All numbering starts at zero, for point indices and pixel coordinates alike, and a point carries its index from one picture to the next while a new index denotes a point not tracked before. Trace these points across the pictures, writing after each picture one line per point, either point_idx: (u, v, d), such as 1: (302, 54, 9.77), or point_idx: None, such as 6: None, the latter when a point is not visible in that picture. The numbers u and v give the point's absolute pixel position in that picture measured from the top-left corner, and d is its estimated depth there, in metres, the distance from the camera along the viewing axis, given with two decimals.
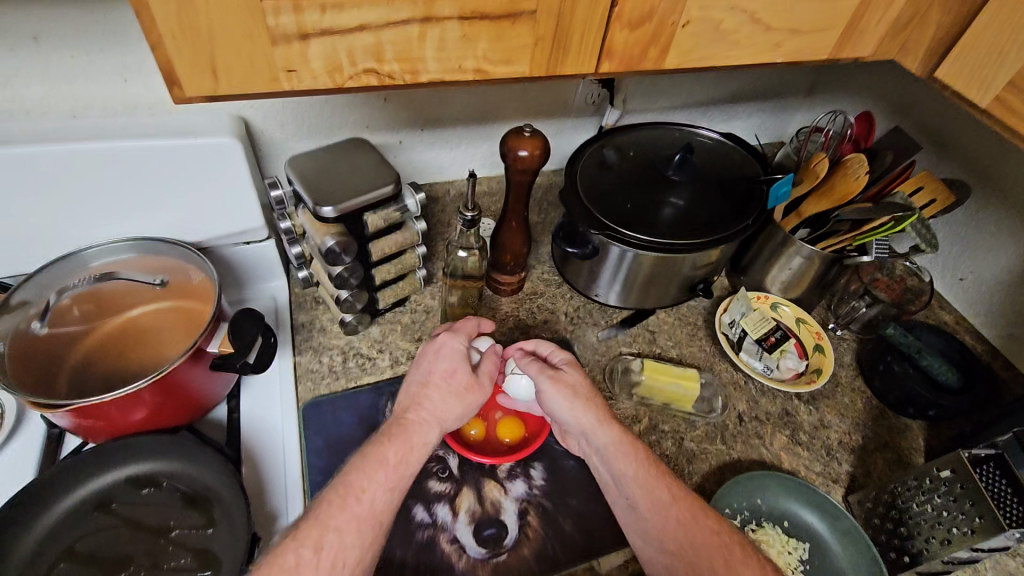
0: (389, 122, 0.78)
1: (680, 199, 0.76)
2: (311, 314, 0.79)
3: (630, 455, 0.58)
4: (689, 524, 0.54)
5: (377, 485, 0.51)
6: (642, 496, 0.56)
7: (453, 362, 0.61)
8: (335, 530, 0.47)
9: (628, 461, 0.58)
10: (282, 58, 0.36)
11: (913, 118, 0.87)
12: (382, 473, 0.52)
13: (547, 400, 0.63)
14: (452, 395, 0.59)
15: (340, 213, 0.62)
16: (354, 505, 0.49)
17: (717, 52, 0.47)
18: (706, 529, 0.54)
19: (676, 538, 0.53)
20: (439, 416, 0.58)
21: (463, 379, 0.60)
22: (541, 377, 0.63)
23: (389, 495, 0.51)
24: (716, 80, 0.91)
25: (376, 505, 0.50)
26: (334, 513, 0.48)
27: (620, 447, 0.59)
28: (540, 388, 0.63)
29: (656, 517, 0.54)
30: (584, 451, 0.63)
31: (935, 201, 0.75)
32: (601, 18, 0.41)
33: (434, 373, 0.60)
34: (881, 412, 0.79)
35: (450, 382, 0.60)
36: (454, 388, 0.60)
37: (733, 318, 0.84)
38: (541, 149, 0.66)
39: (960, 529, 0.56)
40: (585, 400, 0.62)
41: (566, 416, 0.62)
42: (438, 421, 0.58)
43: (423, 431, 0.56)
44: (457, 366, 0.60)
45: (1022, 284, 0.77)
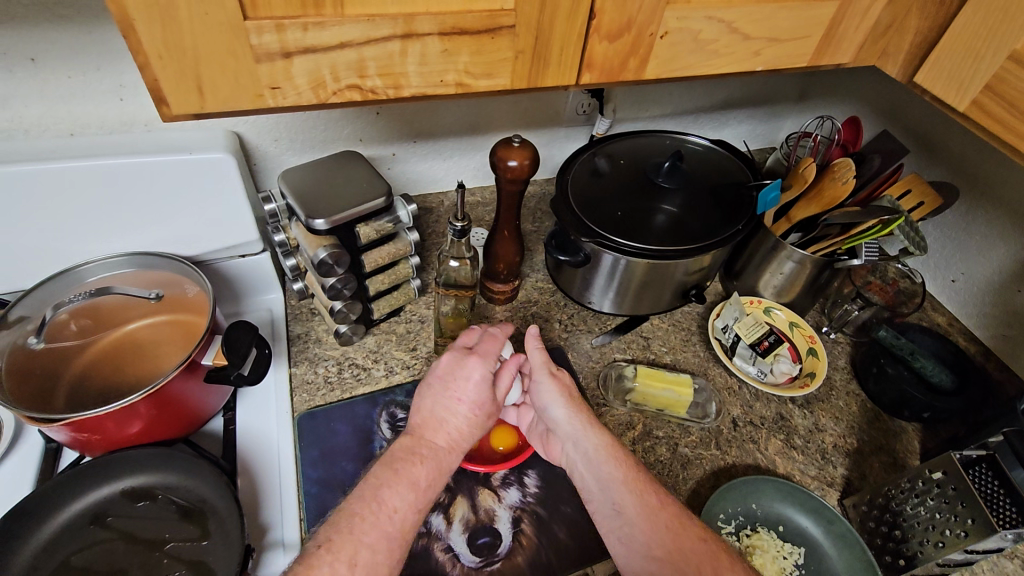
0: (382, 135, 0.79)
1: (671, 206, 0.77)
2: (307, 326, 0.80)
3: (619, 460, 0.59)
4: (676, 531, 0.54)
5: (405, 504, 0.51)
6: (629, 501, 0.56)
7: (482, 391, 0.60)
8: (367, 545, 0.47)
9: (617, 465, 0.58)
10: (266, 75, 0.37)
11: (901, 121, 0.88)
12: (411, 495, 0.51)
13: (540, 397, 0.64)
14: (475, 423, 0.59)
15: (332, 226, 0.63)
16: (384, 522, 0.49)
17: (696, 62, 0.48)
18: (695, 537, 0.53)
19: (662, 545, 0.53)
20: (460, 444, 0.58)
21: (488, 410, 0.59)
22: (543, 375, 0.64)
23: (416, 518, 0.51)
24: (704, 88, 0.92)
25: (404, 523, 0.50)
26: (365, 527, 0.48)
27: (609, 451, 0.59)
28: (537, 383, 0.65)
29: (645, 521, 0.54)
30: (565, 457, 0.63)
31: (924, 203, 0.75)
32: (580, 31, 0.42)
33: (462, 400, 0.59)
34: (876, 415, 0.79)
35: (475, 411, 0.59)
36: (477, 417, 0.59)
37: (726, 323, 0.84)
38: (530, 159, 0.67)
39: (953, 531, 0.56)
40: (578, 403, 0.63)
41: (558, 415, 0.63)
42: (459, 446, 0.58)
43: (448, 457, 0.56)
44: (485, 397, 0.60)
45: (1013, 285, 0.77)
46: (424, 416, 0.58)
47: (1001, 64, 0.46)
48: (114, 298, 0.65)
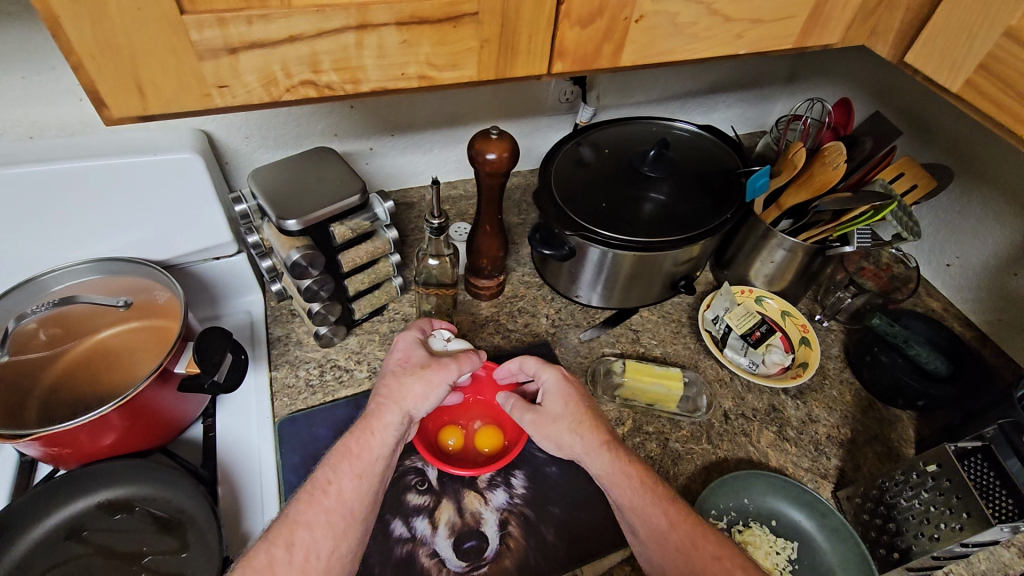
0: (358, 130, 0.77)
1: (659, 193, 0.75)
2: (287, 328, 0.78)
3: (624, 480, 0.56)
4: (688, 551, 0.52)
5: (341, 474, 0.51)
6: (640, 524, 0.54)
7: (407, 349, 0.60)
8: (304, 525, 0.48)
9: (623, 488, 0.55)
10: (211, 72, 0.34)
11: (892, 103, 0.86)
12: (345, 464, 0.52)
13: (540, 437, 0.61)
14: (406, 374, 0.57)
15: (305, 226, 0.60)
16: (322, 498, 0.50)
17: (675, 47, 0.45)
18: (707, 555, 0.51)
19: (675, 567, 0.51)
20: (395, 396, 0.55)
21: (418, 360, 0.58)
22: (524, 415, 0.62)
23: (354, 483, 0.51)
24: (691, 72, 0.89)
25: (343, 495, 0.50)
26: (303, 508, 0.49)
27: (613, 477, 0.56)
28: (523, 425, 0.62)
29: (654, 547, 0.53)
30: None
31: (918, 185, 0.73)
32: (549, 16, 0.39)
33: (389, 364, 0.59)
34: (871, 404, 0.78)
35: (402, 365, 0.58)
36: (408, 369, 0.57)
37: (716, 314, 0.82)
38: (509, 150, 0.64)
39: (948, 524, 0.55)
40: (563, 425, 0.59)
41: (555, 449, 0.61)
42: (396, 402, 0.55)
43: (385, 415, 0.54)
44: (411, 351, 0.59)
45: (1008, 269, 0.75)
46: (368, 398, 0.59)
47: (996, 41, 0.44)
48: (81, 307, 0.62)
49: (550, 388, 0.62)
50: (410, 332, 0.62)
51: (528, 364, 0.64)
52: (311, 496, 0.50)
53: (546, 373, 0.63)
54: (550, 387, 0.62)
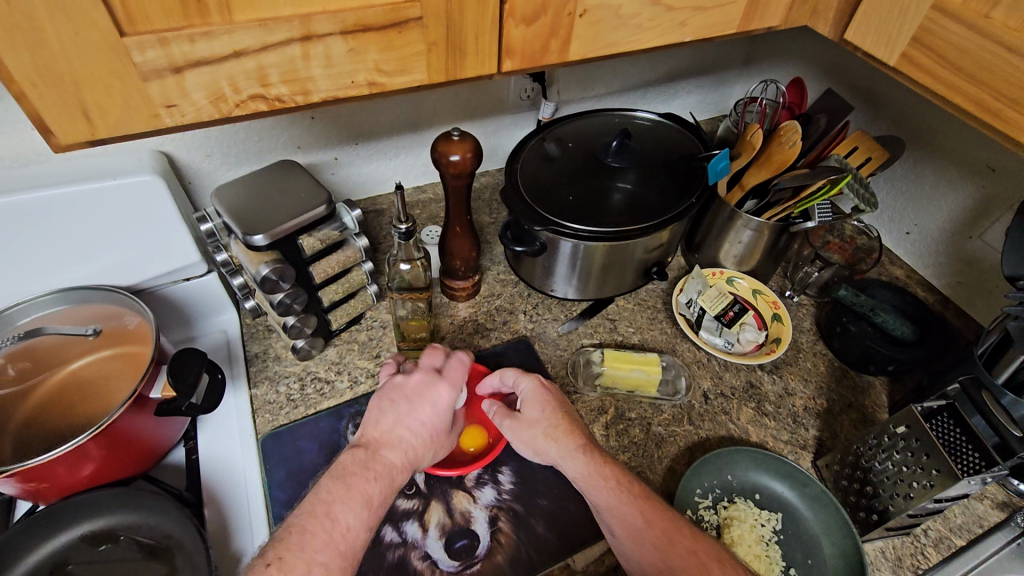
0: (321, 141, 0.76)
1: (626, 182, 0.76)
2: (264, 344, 0.78)
3: (601, 486, 0.56)
4: (666, 547, 0.53)
5: (360, 521, 0.49)
6: (616, 522, 0.55)
7: (441, 417, 0.60)
8: (320, 565, 0.45)
9: (598, 489, 0.56)
10: (158, 93, 0.34)
11: (842, 80, 0.88)
12: (366, 512, 0.50)
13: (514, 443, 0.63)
14: (432, 446, 0.59)
15: (272, 240, 0.60)
16: (337, 539, 0.47)
17: (621, 39, 0.46)
18: (683, 550, 0.53)
19: (653, 561, 0.52)
20: (416, 462, 0.57)
21: (443, 435, 0.61)
22: (504, 420, 0.63)
23: (369, 534, 0.49)
24: (648, 62, 0.91)
25: (356, 540, 0.48)
26: (319, 548, 0.46)
27: (587, 478, 0.57)
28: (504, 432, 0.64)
29: (631, 544, 0.54)
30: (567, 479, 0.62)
31: (872, 158, 0.75)
32: (492, 16, 0.40)
33: (423, 424, 0.59)
34: (844, 373, 0.80)
35: (431, 432, 0.59)
36: (434, 441, 0.60)
37: (690, 298, 0.83)
38: (472, 151, 0.65)
39: (920, 482, 0.57)
40: (542, 431, 0.60)
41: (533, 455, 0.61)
42: (414, 466, 0.57)
43: (402, 474, 0.55)
44: (443, 423, 0.61)
45: (962, 232, 0.78)
46: (381, 430, 0.57)
47: (926, 14, 0.46)
48: (49, 339, 0.61)
49: (527, 397, 0.63)
50: (451, 394, 0.62)
51: (507, 376, 0.66)
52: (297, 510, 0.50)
53: (524, 383, 0.65)
54: (527, 395, 0.64)
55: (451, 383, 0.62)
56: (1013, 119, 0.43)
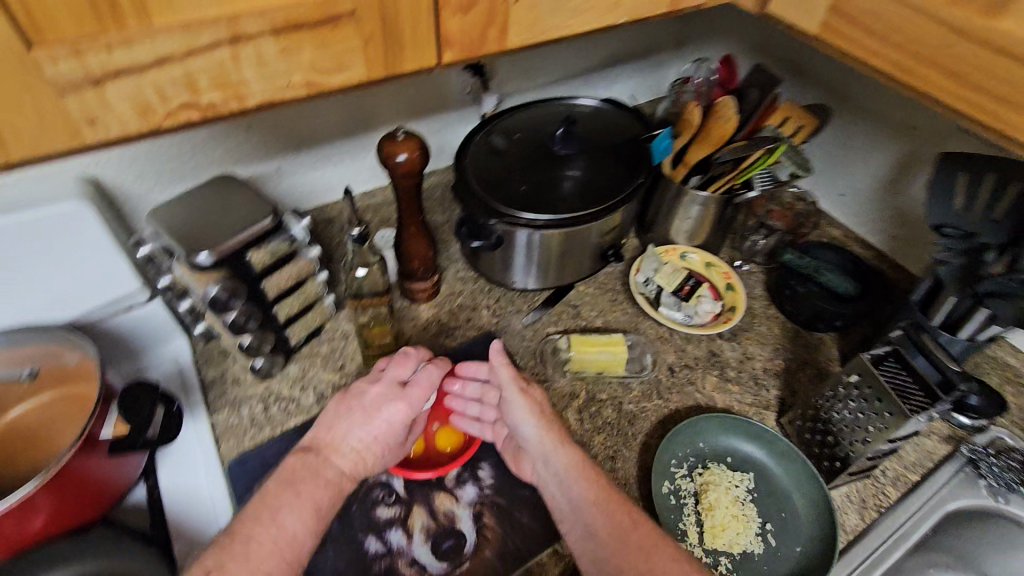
0: (260, 151, 0.74)
1: (574, 170, 0.77)
2: (221, 368, 0.74)
3: (589, 480, 0.58)
4: (649, 551, 0.53)
5: (304, 527, 0.52)
6: (599, 521, 0.55)
7: (397, 429, 0.61)
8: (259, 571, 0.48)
9: (586, 482, 0.57)
10: (78, 107, 0.32)
11: (771, 53, 0.92)
12: (308, 520, 0.52)
13: (513, 413, 0.63)
14: (384, 459, 0.61)
15: (217, 258, 0.58)
16: (284, 549, 0.50)
17: (557, 24, 0.47)
18: (666, 557, 0.53)
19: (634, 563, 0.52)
20: (364, 472, 0.59)
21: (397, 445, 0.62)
22: (514, 386, 0.63)
23: (313, 542, 0.52)
24: (585, 49, 0.92)
25: (299, 545, 0.51)
26: (258, 552, 0.48)
27: (577, 468, 0.58)
28: (507, 400, 0.63)
29: (615, 544, 0.53)
30: (536, 474, 0.62)
31: (802, 126, 0.80)
32: (427, 5, 0.39)
33: (375, 437, 0.59)
34: (797, 332, 0.84)
35: (383, 448, 0.60)
36: (388, 452, 0.61)
37: (647, 277, 0.86)
38: (419, 149, 0.64)
39: (875, 426, 0.61)
40: (548, 422, 0.62)
41: (529, 433, 0.61)
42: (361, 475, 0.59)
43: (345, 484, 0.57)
44: (398, 435, 0.61)
45: (891, 189, 0.83)
46: (333, 440, 0.58)
47: None
48: None
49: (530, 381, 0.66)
50: (412, 409, 0.62)
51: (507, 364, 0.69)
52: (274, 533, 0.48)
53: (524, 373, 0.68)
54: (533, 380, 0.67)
55: (414, 399, 0.62)
56: (925, 77, 0.46)
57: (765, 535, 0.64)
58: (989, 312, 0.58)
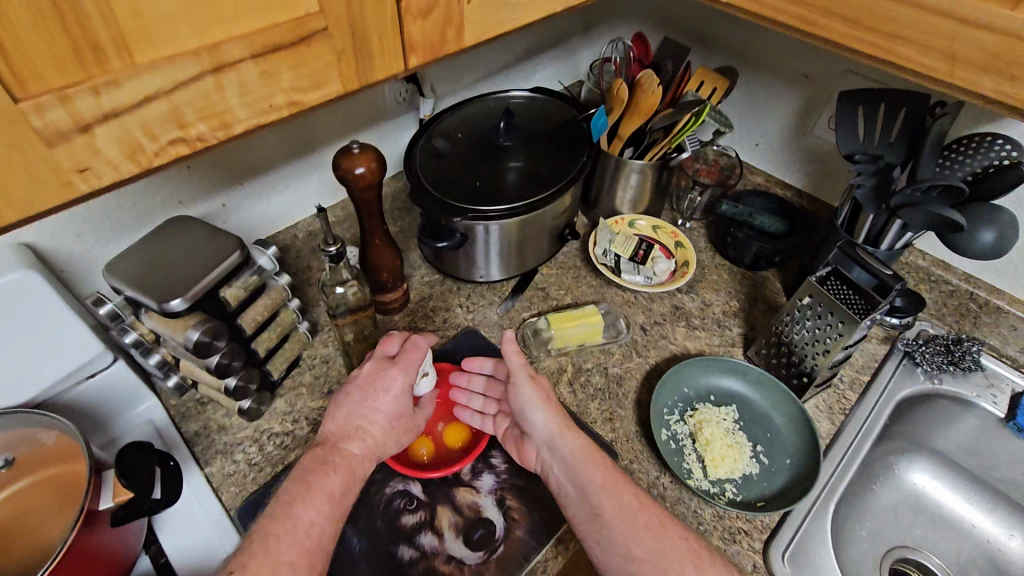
0: (203, 189, 0.71)
1: (517, 160, 0.80)
2: (202, 419, 0.71)
3: (597, 463, 0.60)
4: (659, 531, 0.55)
5: (321, 516, 0.52)
6: (608, 503, 0.57)
7: (398, 402, 0.62)
8: (286, 564, 0.48)
9: (593, 466, 0.59)
10: (68, 157, 0.31)
11: (675, 26, 0.99)
12: (326, 505, 0.53)
13: (520, 402, 0.65)
14: (392, 434, 0.62)
15: (192, 301, 0.55)
16: (302, 538, 0.50)
17: (506, 19, 0.49)
18: (675, 537, 0.55)
19: (644, 542, 0.54)
20: (377, 450, 0.61)
21: (405, 420, 0.63)
22: (522, 378, 0.66)
23: (332, 526, 0.52)
24: (506, 44, 0.95)
25: (321, 535, 0.51)
26: (280, 547, 0.48)
27: (584, 453, 0.61)
28: (516, 387, 0.66)
29: (623, 524, 0.55)
30: (540, 462, 0.64)
31: (716, 88, 0.86)
32: (392, 15, 0.41)
33: (376, 412, 0.61)
34: (744, 274, 0.92)
35: (389, 421, 0.62)
36: (396, 428, 0.63)
37: (604, 248, 0.91)
38: (375, 160, 0.64)
39: (831, 338, 0.68)
40: (555, 409, 0.64)
41: (537, 420, 0.63)
42: (375, 455, 0.60)
43: (357, 462, 0.58)
44: (401, 408, 0.62)
45: (798, 133, 0.93)
46: (340, 423, 0.60)
47: None
48: None
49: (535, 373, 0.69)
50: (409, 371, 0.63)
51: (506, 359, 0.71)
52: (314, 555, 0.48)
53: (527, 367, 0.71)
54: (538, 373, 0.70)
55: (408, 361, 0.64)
56: (825, 25, 0.53)
57: (758, 456, 0.71)
58: (901, 223, 0.69)
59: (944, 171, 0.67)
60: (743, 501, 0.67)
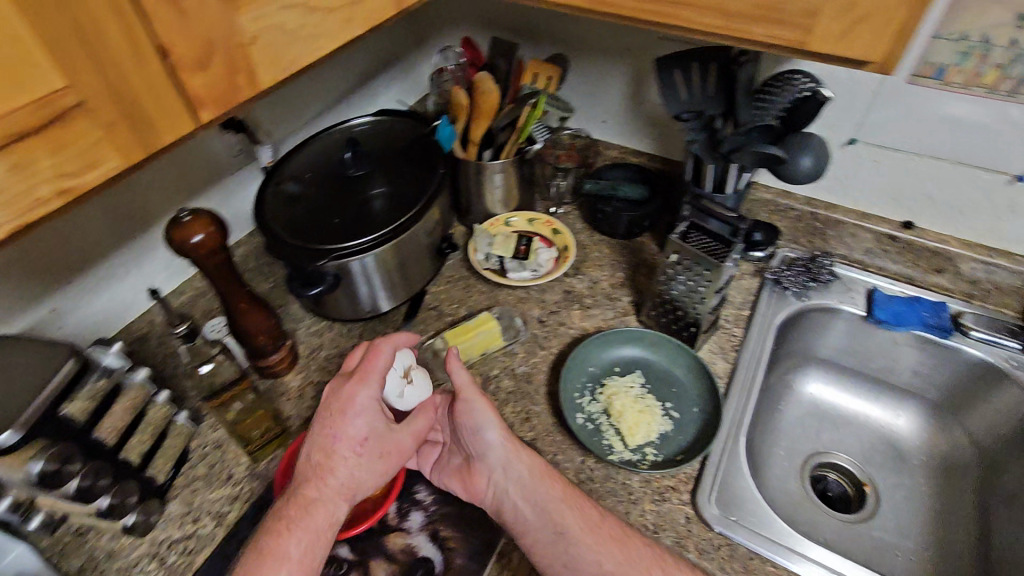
0: (17, 300, 0.63)
1: (376, 187, 0.78)
2: (84, 552, 0.63)
3: (552, 480, 0.62)
4: (621, 540, 0.58)
5: None
6: (573, 521, 0.59)
7: (366, 421, 0.59)
8: None
9: (549, 484, 0.62)
10: None
11: (498, 24, 1.01)
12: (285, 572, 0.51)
13: (475, 421, 0.65)
14: (360, 464, 0.59)
15: (25, 430, 0.48)
16: None
17: (302, 53, 0.47)
18: (636, 545, 0.58)
19: (610, 558, 0.57)
20: (348, 488, 0.58)
21: (373, 447, 0.60)
22: (478, 399, 0.65)
23: None
24: (336, 71, 0.92)
25: None
26: None
27: (541, 472, 0.63)
28: (468, 404, 0.65)
29: (587, 538, 0.58)
30: (490, 488, 0.63)
31: (551, 77, 0.88)
32: (160, 74, 0.37)
33: (342, 442, 0.58)
34: (621, 245, 0.96)
35: (357, 447, 0.59)
36: (365, 454, 0.59)
37: (485, 253, 0.91)
38: (214, 223, 0.59)
39: (705, 284, 0.73)
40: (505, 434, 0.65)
41: (492, 441, 0.64)
42: (347, 495, 0.58)
43: (320, 504, 0.56)
44: (369, 431, 0.59)
45: (634, 102, 0.98)
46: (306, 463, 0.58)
47: None
48: None
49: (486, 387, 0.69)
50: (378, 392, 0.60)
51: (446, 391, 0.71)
52: None
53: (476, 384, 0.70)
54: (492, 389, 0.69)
55: (373, 378, 0.60)
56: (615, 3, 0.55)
57: (669, 412, 0.74)
58: (737, 165, 0.74)
59: (761, 111, 0.72)
60: (665, 459, 0.69)
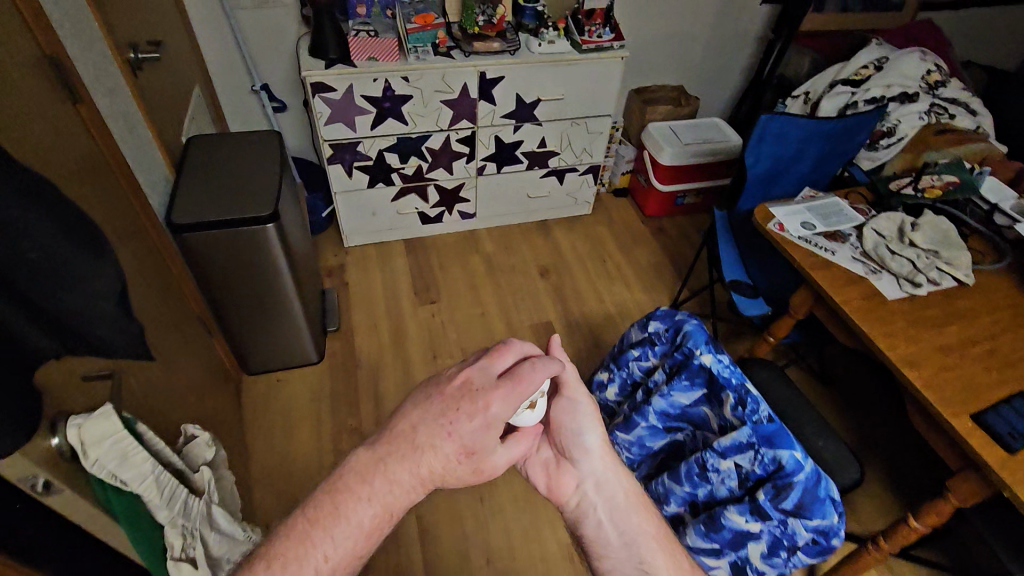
0: None
1: None
2: None
3: (666, 549, 0.99)
4: (674, 555, 0.99)
5: (438, 458, 0.82)
6: (662, 560, 0.97)
7: (608, 497, 1.01)
8: (311, 554, 0.77)
9: (657, 545, 0.99)
10: None
11: None
12: (445, 459, 0.83)
13: (603, 472, 1.03)
14: (611, 510, 1.00)
15: None
16: (355, 530, 0.80)
17: None
18: (669, 560, 0.98)
19: (673, 561, 0.99)
20: (593, 505, 1.01)
21: (625, 493, 1.02)
22: (608, 458, 1.04)
23: (468, 481, 0.86)
24: None
25: (424, 475, 0.83)
26: (321, 536, 0.78)
27: (637, 506, 1.02)
28: (592, 461, 1.03)
29: (670, 563, 0.98)
30: (580, 497, 1.02)
31: None
32: None
33: (592, 491, 1.01)
34: None
35: (626, 493, 1.02)
36: (617, 504, 1.01)
37: None
38: None
39: None
40: (608, 444, 1.05)
41: (624, 488, 1.03)
42: (590, 510, 1.01)
43: (571, 479, 1.02)
44: (612, 496, 1.01)
45: None
46: (569, 444, 1.04)
47: None
48: None
49: (592, 442, 1.03)
50: (520, 404, 0.84)
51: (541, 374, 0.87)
52: (295, 555, 0.77)
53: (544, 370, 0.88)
54: (597, 446, 1.03)
55: (521, 395, 0.84)
56: None
57: None
58: None
59: None
60: None
